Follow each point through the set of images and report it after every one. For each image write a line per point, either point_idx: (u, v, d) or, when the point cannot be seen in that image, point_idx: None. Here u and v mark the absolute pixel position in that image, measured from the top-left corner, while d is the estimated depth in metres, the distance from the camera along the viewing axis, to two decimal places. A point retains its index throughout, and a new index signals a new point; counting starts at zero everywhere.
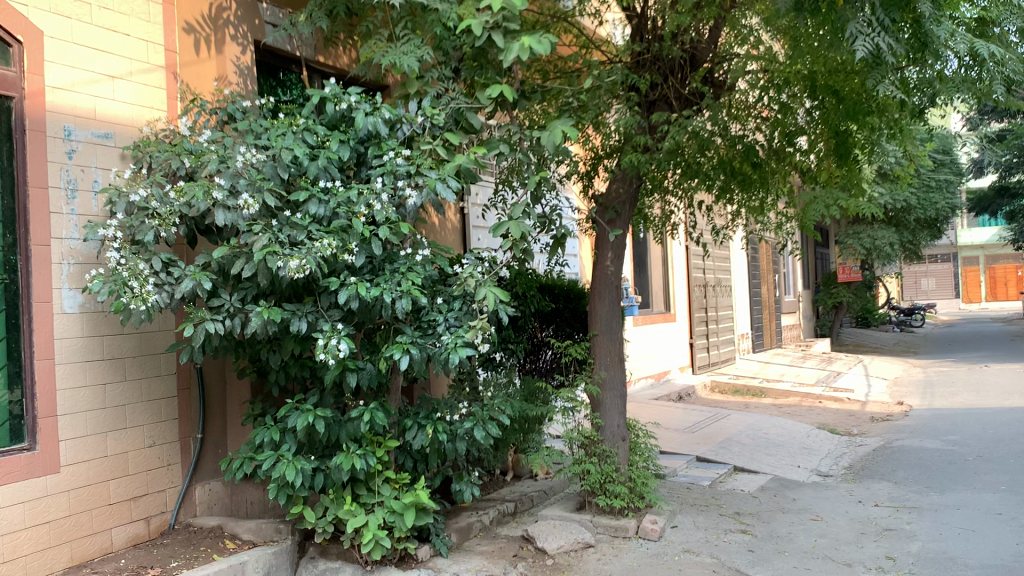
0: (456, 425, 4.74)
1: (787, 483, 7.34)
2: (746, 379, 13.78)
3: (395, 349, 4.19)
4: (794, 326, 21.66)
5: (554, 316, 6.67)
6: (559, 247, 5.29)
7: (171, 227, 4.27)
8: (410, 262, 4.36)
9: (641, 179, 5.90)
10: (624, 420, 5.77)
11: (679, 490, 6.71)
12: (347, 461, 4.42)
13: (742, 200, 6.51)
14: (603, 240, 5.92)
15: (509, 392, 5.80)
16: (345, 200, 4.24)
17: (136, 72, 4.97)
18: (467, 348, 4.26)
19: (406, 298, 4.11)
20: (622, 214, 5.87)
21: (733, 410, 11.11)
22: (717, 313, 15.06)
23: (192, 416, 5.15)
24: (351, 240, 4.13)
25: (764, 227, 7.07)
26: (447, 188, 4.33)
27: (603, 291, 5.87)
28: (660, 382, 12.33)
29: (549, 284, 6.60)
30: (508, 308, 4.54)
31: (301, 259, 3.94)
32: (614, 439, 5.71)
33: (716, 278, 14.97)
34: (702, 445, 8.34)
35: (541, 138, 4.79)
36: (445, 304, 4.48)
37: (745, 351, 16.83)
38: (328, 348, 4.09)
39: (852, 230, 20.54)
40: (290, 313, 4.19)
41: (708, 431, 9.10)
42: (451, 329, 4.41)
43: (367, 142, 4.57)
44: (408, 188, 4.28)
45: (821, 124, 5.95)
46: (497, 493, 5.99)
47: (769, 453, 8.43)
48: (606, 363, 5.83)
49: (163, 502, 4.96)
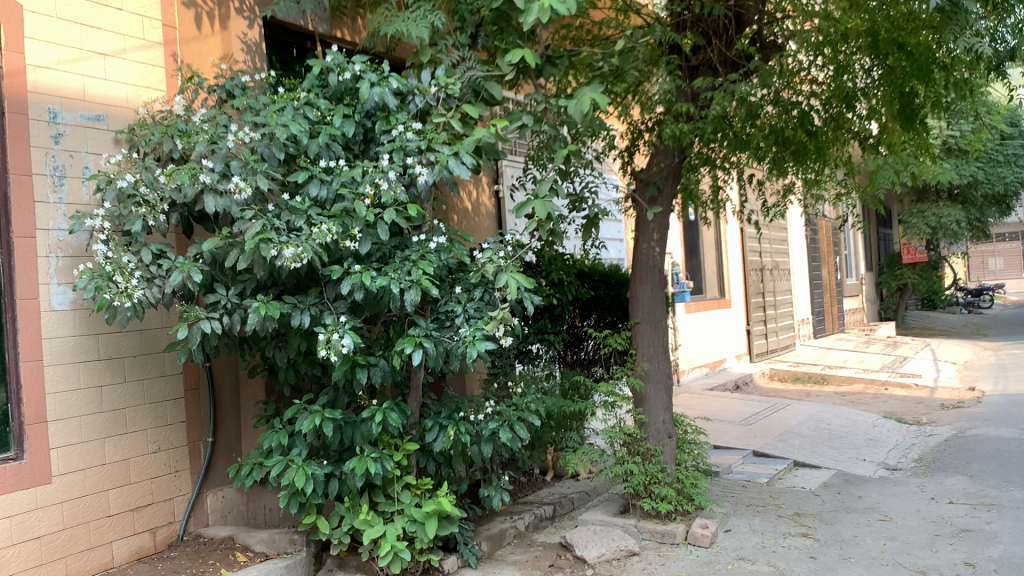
0: (480, 426, 4.31)
1: (852, 479, 6.81)
2: (807, 366, 13.18)
3: (406, 343, 3.78)
4: (857, 310, 20.91)
5: (594, 305, 6.23)
6: (594, 227, 4.84)
7: (160, 214, 3.93)
8: (423, 247, 3.94)
9: (685, 152, 5.43)
10: (670, 416, 5.31)
11: (734, 489, 6.23)
12: (359, 467, 4.01)
13: (796, 172, 5.98)
14: (644, 221, 5.45)
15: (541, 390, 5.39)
16: (349, 180, 3.86)
17: (130, 50, 4.61)
18: (486, 342, 3.84)
19: (416, 287, 3.70)
20: (664, 191, 5.39)
21: (794, 400, 10.54)
22: (776, 298, 14.44)
23: (202, 418, 4.80)
24: (353, 225, 3.74)
25: (822, 202, 6.52)
26: (460, 164, 3.90)
27: (645, 276, 5.40)
28: (715, 371, 11.80)
29: (588, 270, 6.18)
30: (535, 297, 4.10)
31: (297, 247, 3.56)
32: (659, 437, 5.25)
33: (774, 261, 14.34)
34: (760, 439, 7.83)
35: (569, 108, 4.34)
36: (464, 294, 4.06)
37: (806, 336, 16.18)
38: (330, 345, 3.70)
39: (916, 208, 19.77)
40: (290, 307, 3.82)
41: (766, 423, 8.58)
42: (470, 320, 3.98)
43: (374, 116, 4.16)
44: (417, 165, 3.86)
45: (882, 85, 5.39)
46: (534, 496, 5.56)
47: (832, 445, 7.87)
48: (649, 354, 5.36)
49: (172, 511, 4.61)
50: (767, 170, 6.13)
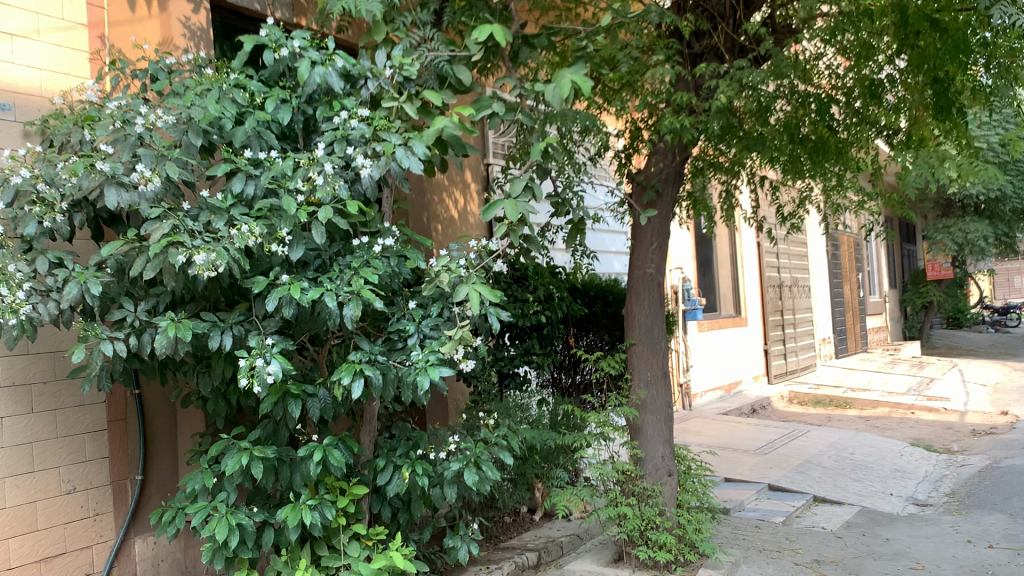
0: (440, 465, 3.67)
1: (877, 518, 6.11)
2: (828, 388, 12.47)
3: (344, 370, 3.16)
4: (880, 329, 20.16)
5: (589, 323, 5.61)
6: (579, 234, 4.19)
7: (59, 216, 3.30)
8: (368, 253, 3.32)
9: (687, 152, 4.79)
10: (671, 451, 4.64)
11: (746, 530, 5.55)
12: (294, 515, 3.38)
13: (815, 176, 5.32)
14: (641, 229, 4.80)
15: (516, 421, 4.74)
16: (279, 173, 3.23)
17: (45, 31, 4.03)
18: (442, 367, 3.21)
19: (355, 303, 3.08)
20: (663, 197, 4.74)
21: (814, 425, 9.84)
22: (796, 316, 13.73)
23: (130, 453, 4.20)
24: (281, 226, 3.11)
25: (843, 209, 5.86)
26: (412, 157, 3.25)
27: (641, 291, 4.76)
28: (730, 395, 11.12)
29: (583, 284, 5.59)
30: (503, 314, 3.45)
31: (210, 252, 2.94)
32: (658, 475, 4.58)
33: (793, 278, 13.65)
34: (775, 470, 7.14)
35: (545, 92, 3.67)
36: (418, 309, 3.43)
37: (828, 356, 15.45)
38: (251, 371, 3.07)
39: (941, 224, 19.06)
40: (208, 326, 3.20)
41: (784, 452, 7.89)
42: (425, 341, 3.35)
43: (317, 102, 3.55)
44: (360, 156, 3.22)
45: (911, 74, 4.74)
46: (518, 540, 4.91)
47: (855, 478, 7.17)
48: (646, 379, 4.70)
49: (91, 560, 4.00)
50: (782, 173, 5.48)
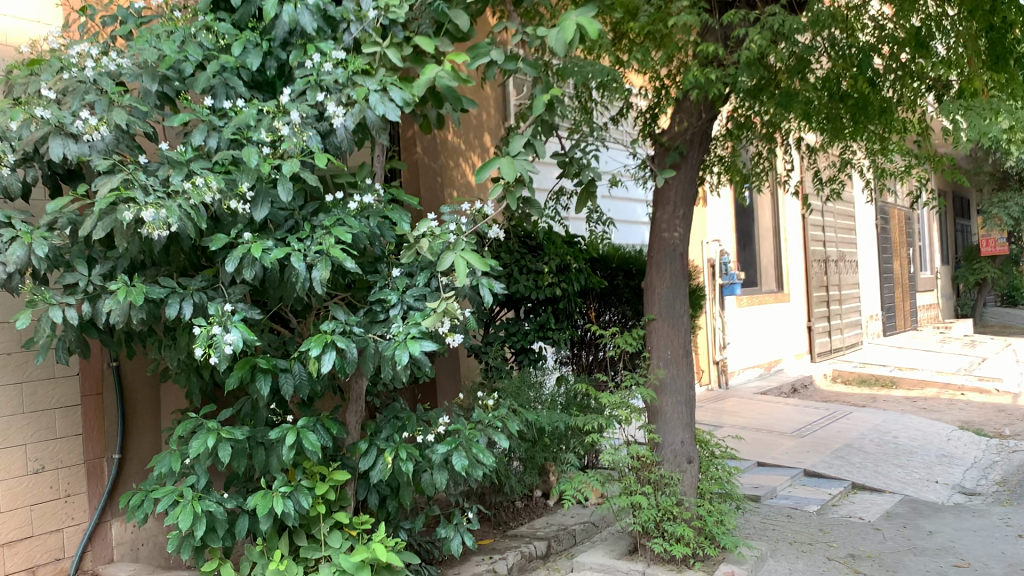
0: (429, 449, 3.33)
1: (920, 508, 5.68)
2: (875, 367, 11.97)
3: (313, 342, 2.82)
4: (932, 306, 19.49)
5: (611, 297, 5.26)
6: (591, 199, 3.74)
7: (8, 169, 2.93)
8: (343, 212, 2.98)
9: (715, 110, 4.38)
10: (691, 436, 4.27)
11: (777, 520, 5.17)
12: (263, 503, 3.06)
13: (856, 138, 4.88)
14: (663, 195, 4.41)
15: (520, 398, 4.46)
16: (242, 123, 2.93)
17: None
18: (424, 341, 2.86)
19: (323, 264, 2.74)
20: (688, 159, 4.34)
21: (857, 406, 9.39)
22: (842, 292, 13.21)
23: (107, 430, 3.92)
24: (240, 180, 2.80)
25: (888, 175, 5.41)
26: (388, 104, 2.96)
27: (662, 262, 4.37)
28: (770, 373, 10.69)
29: (605, 254, 5.25)
30: (497, 284, 3.09)
31: (159, 207, 2.63)
32: (676, 462, 4.22)
33: (840, 252, 13.13)
34: (812, 454, 6.73)
35: (549, 37, 3.29)
36: (403, 278, 3.08)
37: (876, 334, 14.90)
38: (209, 341, 2.73)
39: (997, 197, 18.32)
40: (165, 291, 2.90)
41: (823, 435, 7.46)
42: (408, 313, 3.01)
43: (292, 47, 3.23)
44: (331, 104, 2.92)
45: (964, 23, 4.27)
46: (528, 528, 4.57)
47: (898, 463, 6.73)
48: (666, 358, 4.33)
49: (61, 545, 3.74)
50: (821, 136, 5.04)
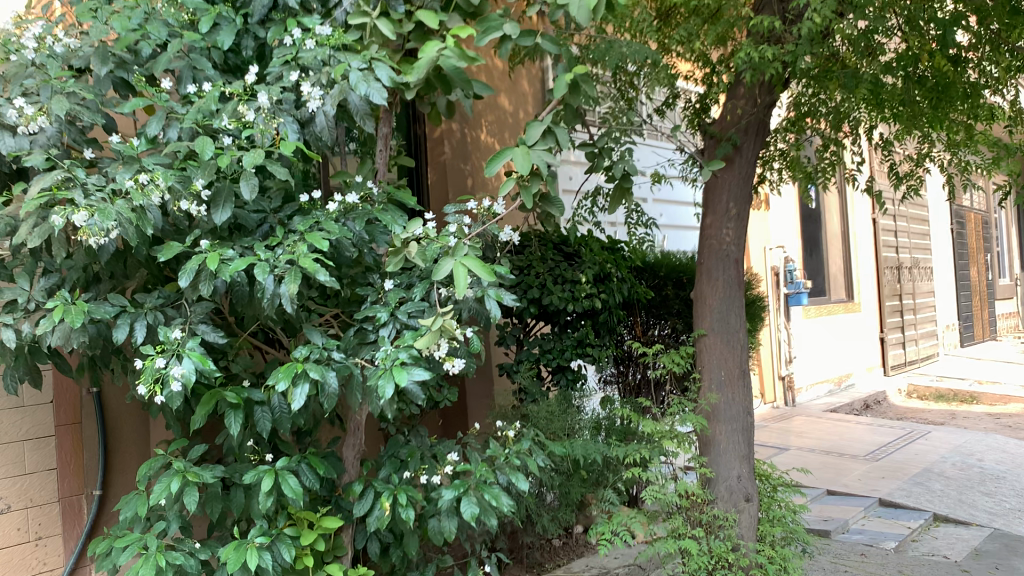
0: (434, 492, 2.83)
1: (1014, 544, 5.02)
2: (953, 380, 11.19)
3: (280, 374, 2.35)
4: (1010, 314, 18.50)
5: (659, 309, 4.74)
6: (626, 197, 3.21)
7: None
8: (322, 213, 2.50)
9: (776, 94, 3.80)
10: (750, 470, 3.73)
11: (850, 561, 4.56)
12: (233, 557, 2.57)
13: (936, 126, 4.25)
14: (715, 192, 3.87)
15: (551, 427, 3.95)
16: (203, 109, 2.43)
17: None
18: (415, 368, 2.36)
19: (291, 276, 2.22)
20: (743, 151, 3.81)
21: (935, 424, 8.67)
22: (916, 300, 12.45)
23: (86, 464, 3.49)
24: (194, 176, 2.30)
25: (971, 169, 4.77)
26: (372, 83, 2.41)
27: (714, 269, 3.82)
28: (840, 388, 10.01)
29: (652, 262, 4.74)
30: (507, 297, 2.59)
31: (90, 210, 2.14)
32: (732, 500, 3.68)
33: (913, 258, 12.37)
34: (887, 481, 6.09)
35: (570, 5, 2.75)
36: (396, 292, 2.60)
37: (952, 344, 14.07)
38: (155, 375, 2.24)
39: None
40: (114, 310, 2.44)
41: (899, 458, 6.80)
42: (401, 334, 2.54)
43: (271, 23, 2.73)
44: (304, 85, 2.41)
45: None
46: (565, 571, 4.04)
47: (985, 491, 6.05)
48: (719, 380, 3.79)
49: None
50: (895, 125, 4.43)
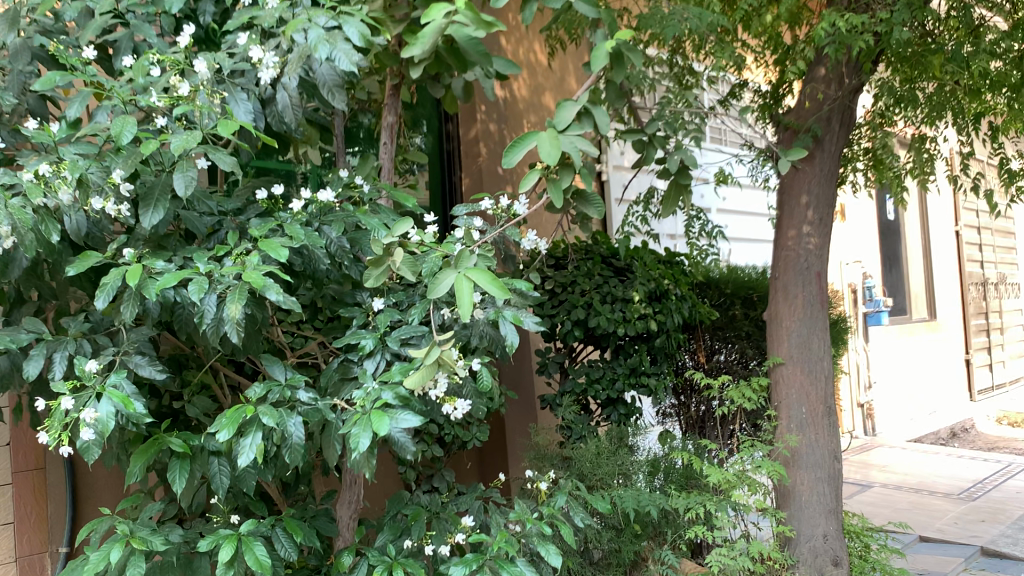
0: (441, 563, 2.24)
1: None
2: None
3: (226, 419, 1.77)
4: None
5: (725, 331, 4.13)
6: (683, 195, 2.61)
7: None
8: (288, 217, 1.99)
9: (863, 75, 3.19)
10: (839, 528, 3.13)
11: None
12: None
13: None
14: (792, 196, 3.25)
15: (599, 468, 3.34)
16: (135, 83, 1.94)
17: None
18: (401, 412, 1.78)
19: (234, 296, 1.69)
20: (824, 144, 3.20)
21: None
22: (1005, 318, 11.57)
23: (49, 520, 2.98)
24: (113, 164, 1.81)
25: None
26: (339, 44, 1.87)
27: (791, 287, 3.22)
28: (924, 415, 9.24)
29: (717, 279, 4.20)
30: (529, 321, 2.01)
31: None
32: (817, 564, 3.08)
33: (1000, 273, 11.51)
34: (988, 525, 5.36)
35: None
36: (387, 314, 2.04)
37: None
38: (65, 421, 1.72)
39: None
40: (30, 335, 1.93)
41: (999, 497, 6.05)
42: (390, 368, 1.99)
43: None
44: (254, 50, 1.90)
45: None
46: None
47: None
48: (799, 419, 3.18)
49: None
50: (1003, 112, 3.77)
